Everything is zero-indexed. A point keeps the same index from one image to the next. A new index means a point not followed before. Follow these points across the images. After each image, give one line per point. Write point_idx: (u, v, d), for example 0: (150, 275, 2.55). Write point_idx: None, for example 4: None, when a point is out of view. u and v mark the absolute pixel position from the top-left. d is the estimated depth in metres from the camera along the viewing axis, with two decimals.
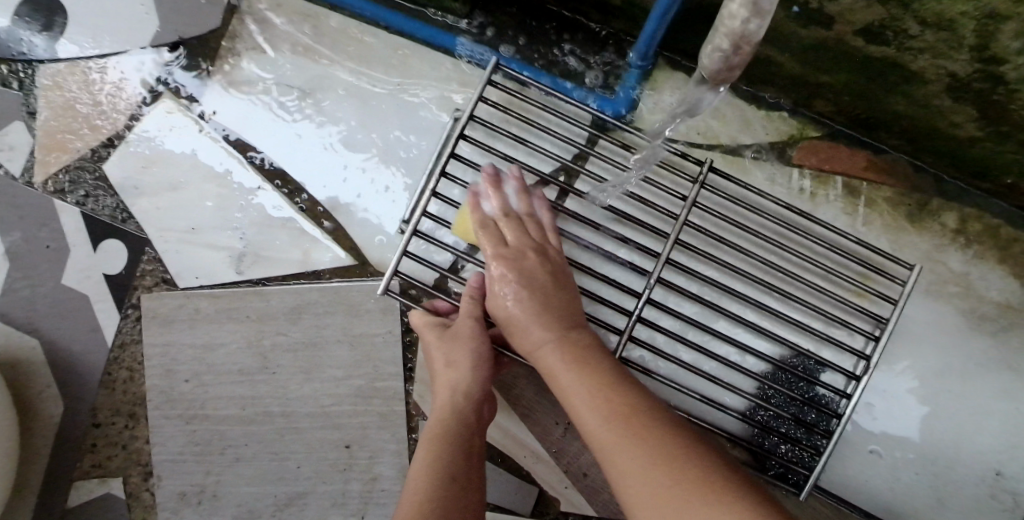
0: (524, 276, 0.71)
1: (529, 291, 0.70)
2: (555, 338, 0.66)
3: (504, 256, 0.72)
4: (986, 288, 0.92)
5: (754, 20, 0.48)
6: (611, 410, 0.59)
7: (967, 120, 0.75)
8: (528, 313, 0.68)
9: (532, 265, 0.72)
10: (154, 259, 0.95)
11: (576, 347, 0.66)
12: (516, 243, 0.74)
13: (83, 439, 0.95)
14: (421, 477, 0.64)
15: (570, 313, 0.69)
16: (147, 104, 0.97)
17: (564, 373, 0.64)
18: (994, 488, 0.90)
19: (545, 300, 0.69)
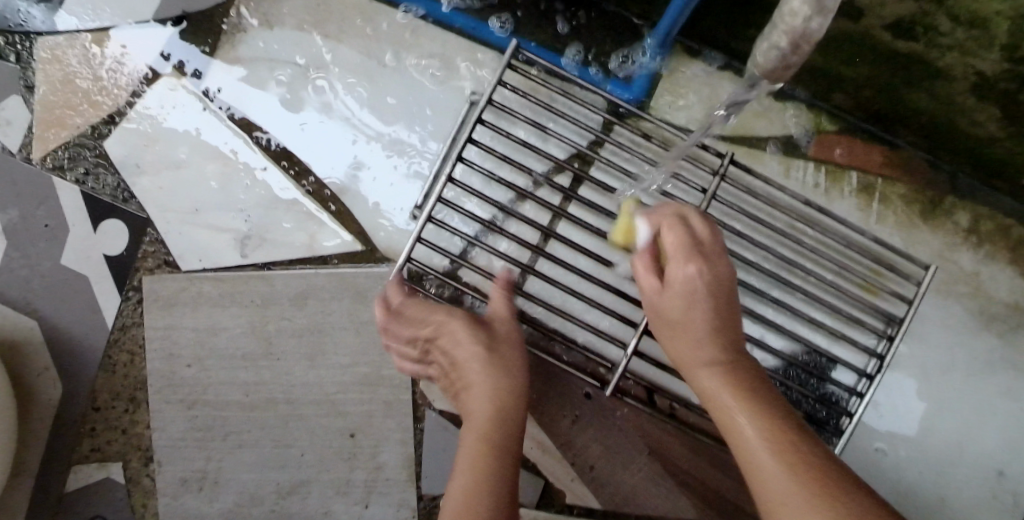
0: (698, 258, 0.60)
1: (710, 296, 0.59)
2: (717, 360, 0.56)
3: (674, 245, 0.61)
4: (996, 287, 0.92)
5: (815, 18, 0.44)
6: (772, 425, 0.51)
7: (988, 119, 0.76)
8: (688, 308, 0.58)
9: (721, 268, 0.60)
10: (156, 240, 0.93)
11: (733, 356, 0.57)
12: (698, 240, 0.62)
13: (82, 423, 0.93)
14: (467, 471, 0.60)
15: (729, 339, 0.58)
16: (150, 79, 0.95)
17: (725, 397, 0.54)
18: (995, 487, 0.91)
19: (718, 306, 0.59)
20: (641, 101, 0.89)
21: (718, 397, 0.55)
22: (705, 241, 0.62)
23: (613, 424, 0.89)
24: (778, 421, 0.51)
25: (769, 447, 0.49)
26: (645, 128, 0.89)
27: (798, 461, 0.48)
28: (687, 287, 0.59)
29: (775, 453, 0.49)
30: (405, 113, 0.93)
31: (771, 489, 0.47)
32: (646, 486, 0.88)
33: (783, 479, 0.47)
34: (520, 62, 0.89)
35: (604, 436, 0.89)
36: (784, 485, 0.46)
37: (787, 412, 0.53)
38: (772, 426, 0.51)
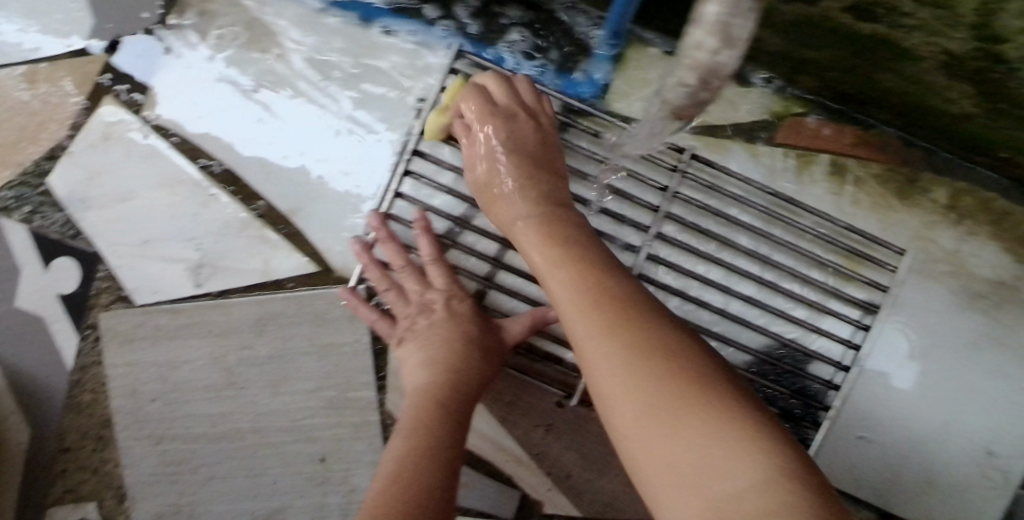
0: (529, 162, 0.68)
1: (510, 149, 0.69)
2: (531, 215, 0.64)
3: (503, 148, 0.69)
4: (978, 264, 0.88)
5: (723, 50, 0.43)
6: (585, 278, 0.55)
7: (962, 96, 0.73)
8: (493, 167, 0.68)
9: (547, 175, 0.68)
10: (110, 275, 0.90)
11: (541, 211, 0.64)
12: (530, 143, 0.70)
13: (52, 464, 0.92)
14: (393, 475, 0.58)
15: (559, 218, 0.63)
16: (89, 109, 0.91)
17: (538, 252, 0.61)
18: (987, 468, 0.88)
19: (551, 197, 0.66)
20: (593, 96, 0.85)
21: (533, 253, 0.61)
22: (534, 147, 0.70)
23: (588, 430, 0.86)
24: (593, 279, 0.54)
25: (586, 318, 0.51)
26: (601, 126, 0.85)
27: (599, 290, 0.53)
28: (519, 185, 0.67)
29: (585, 302, 0.52)
30: (352, 127, 0.89)
31: (588, 345, 0.50)
32: (626, 491, 0.86)
33: (597, 336, 0.50)
34: (436, 53, 0.88)
35: (581, 445, 0.86)
36: (598, 340, 0.49)
37: (580, 233, 0.62)
38: (584, 276, 0.55)
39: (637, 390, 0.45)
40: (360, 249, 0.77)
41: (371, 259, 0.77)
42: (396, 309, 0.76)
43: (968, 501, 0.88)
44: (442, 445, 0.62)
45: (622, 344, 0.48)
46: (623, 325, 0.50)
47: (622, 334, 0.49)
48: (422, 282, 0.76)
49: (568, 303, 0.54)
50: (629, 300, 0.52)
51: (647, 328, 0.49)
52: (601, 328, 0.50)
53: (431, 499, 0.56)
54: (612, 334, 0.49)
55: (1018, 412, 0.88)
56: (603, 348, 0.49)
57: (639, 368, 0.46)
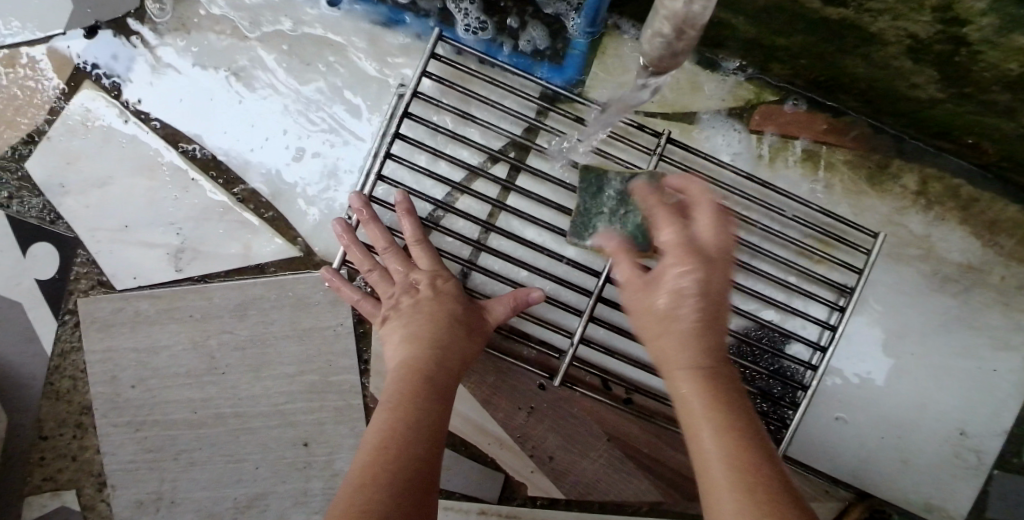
0: (706, 264, 0.55)
1: (702, 283, 0.55)
2: (697, 363, 0.53)
3: (672, 246, 0.57)
4: (947, 249, 0.90)
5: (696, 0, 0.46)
6: (727, 429, 0.50)
7: (928, 81, 0.75)
8: (663, 290, 0.56)
9: (720, 282, 0.56)
10: (88, 260, 0.90)
11: (686, 336, 0.54)
12: (715, 247, 0.56)
13: (31, 452, 0.91)
14: (378, 444, 0.58)
15: (720, 358, 0.55)
16: (67, 93, 0.91)
17: (695, 403, 0.52)
18: (957, 448, 0.90)
19: (712, 317, 0.55)
20: (573, 84, 0.87)
21: (681, 381, 0.53)
22: (711, 247, 0.56)
23: (570, 413, 0.86)
24: (736, 432, 0.50)
25: (755, 519, 0.44)
26: (580, 111, 0.86)
27: (741, 446, 0.49)
28: (681, 293, 0.55)
29: (739, 488, 0.46)
30: (334, 112, 0.89)
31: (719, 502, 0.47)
32: (608, 474, 0.86)
33: (729, 483, 0.47)
34: (317, 8, 0.89)
35: (564, 428, 0.86)
36: (731, 501, 0.46)
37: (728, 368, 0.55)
38: (724, 419, 0.51)
39: None
40: (342, 229, 0.78)
41: (354, 240, 0.78)
42: (378, 290, 0.76)
43: (939, 480, 0.90)
44: (425, 418, 0.62)
45: (761, 518, 0.44)
46: (765, 498, 0.45)
47: (763, 511, 0.45)
48: (406, 262, 0.76)
49: (702, 430, 0.51)
50: (769, 465, 0.48)
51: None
52: (743, 492, 0.46)
53: (415, 469, 0.57)
54: (755, 504, 0.45)
55: (986, 393, 0.90)
56: (735, 507, 0.46)
57: None
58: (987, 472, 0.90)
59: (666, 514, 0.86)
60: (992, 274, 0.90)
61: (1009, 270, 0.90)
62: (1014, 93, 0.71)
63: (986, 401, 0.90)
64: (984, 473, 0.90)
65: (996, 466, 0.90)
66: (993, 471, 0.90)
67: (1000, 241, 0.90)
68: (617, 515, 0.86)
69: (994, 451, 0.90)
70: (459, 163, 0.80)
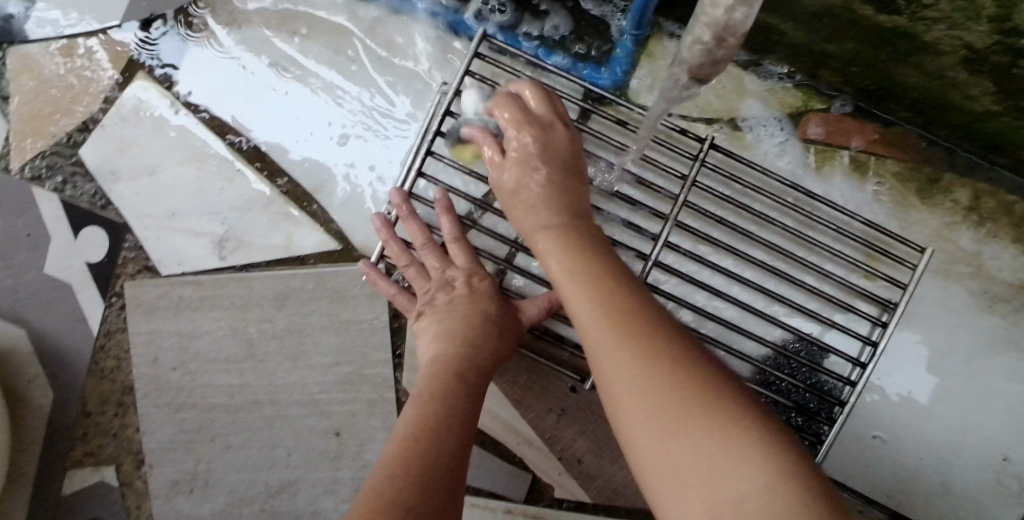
0: (543, 137, 0.68)
1: (543, 159, 0.67)
2: (554, 224, 0.64)
3: (513, 119, 0.69)
4: (998, 267, 0.88)
5: (738, 8, 0.43)
6: (593, 286, 0.57)
7: (984, 93, 0.73)
8: (530, 179, 0.67)
9: (562, 142, 0.69)
10: (136, 246, 0.92)
11: (544, 219, 0.65)
12: (544, 114, 0.70)
13: (74, 428, 0.94)
14: (408, 438, 0.59)
15: (593, 245, 0.62)
16: (122, 83, 0.93)
17: (558, 263, 0.61)
18: (999, 473, 0.87)
19: (565, 196, 0.66)
20: (617, 87, 0.86)
21: (552, 263, 0.62)
22: (536, 111, 0.70)
23: (600, 416, 0.85)
24: (600, 283, 0.57)
25: (631, 355, 0.50)
26: (623, 114, 0.85)
27: (605, 293, 0.56)
28: (527, 160, 0.67)
29: (616, 336, 0.52)
30: (377, 108, 0.90)
31: (604, 356, 0.51)
32: (635, 480, 0.85)
33: (606, 333, 0.52)
34: None
35: (594, 431, 0.86)
36: (606, 342, 0.52)
37: (601, 250, 0.62)
38: (590, 277, 0.58)
39: (619, 372, 0.50)
40: (382, 225, 0.78)
41: (393, 236, 0.78)
42: (415, 286, 0.77)
43: (979, 505, 0.87)
44: (455, 414, 0.62)
45: (632, 353, 0.50)
46: (627, 335, 0.51)
47: (632, 345, 0.51)
48: (443, 260, 0.77)
49: (574, 299, 0.57)
50: (639, 306, 0.54)
51: (663, 350, 0.50)
52: (613, 332, 0.52)
53: (445, 461, 0.57)
54: (623, 338, 0.51)
55: None
56: (609, 347, 0.52)
57: (644, 372, 0.49)
58: None
59: None
60: None
61: None
62: None
63: None
64: None
65: None
66: None
67: None
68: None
69: None
70: None
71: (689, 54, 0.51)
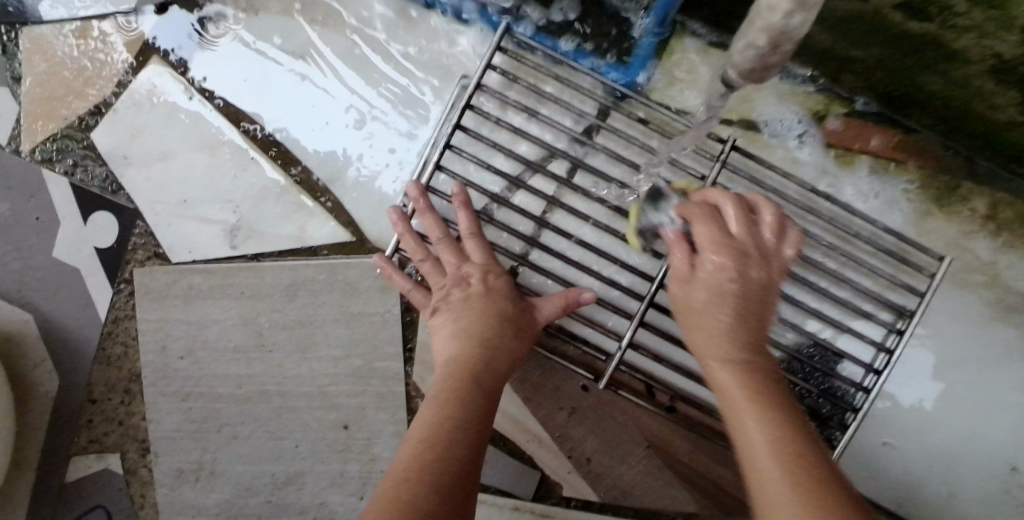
0: (733, 250, 0.59)
1: (733, 257, 0.59)
2: (730, 300, 0.57)
3: (705, 242, 0.60)
4: (1014, 277, 0.87)
5: (796, 13, 0.43)
6: (745, 363, 0.55)
7: (1009, 104, 0.73)
8: (711, 257, 0.59)
9: (757, 271, 0.59)
10: (146, 232, 0.91)
11: (725, 288, 0.58)
12: (742, 234, 0.61)
13: (79, 414, 0.94)
14: (424, 436, 0.58)
15: (751, 322, 0.57)
16: (136, 67, 0.92)
17: (723, 349, 0.56)
18: (1008, 484, 0.87)
19: (746, 288, 0.58)
20: (639, 85, 0.85)
21: (706, 348, 0.57)
22: (739, 236, 0.61)
23: (610, 416, 0.85)
24: (755, 371, 0.54)
25: (777, 461, 0.46)
26: (643, 113, 0.85)
27: (758, 385, 0.53)
28: (700, 264, 0.60)
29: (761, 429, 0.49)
30: (394, 99, 0.89)
31: (743, 428, 0.50)
32: (643, 481, 0.85)
33: (744, 403, 0.51)
34: None
35: (603, 431, 0.85)
36: (749, 421, 0.50)
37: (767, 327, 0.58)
38: (751, 370, 0.54)
39: (757, 450, 0.48)
40: (398, 217, 0.77)
41: (409, 229, 0.77)
42: (431, 281, 0.76)
43: (986, 515, 0.87)
44: (472, 413, 0.62)
45: (767, 431, 0.48)
46: (761, 416, 0.50)
47: (763, 422, 0.49)
48: (459, 255, 0.76)
49: (726, 378, 0.54)
50: (789, 405, 0.52)
51: (800, 448, 0.47)
52: (758, 411, 0.50)
53: (462, 462, 0.56)
54: (766, 422, 0.49)
55: None
56: (752, 423, 0.50)
57: (778, 459, 0.46)
58: None
59: None
60: None
61: None
62: None
63: None
64: None
65: None
66: None
67: None
68: None
69: None
70: (518, 157, 0.80)
71: (739, 57, 0.51)
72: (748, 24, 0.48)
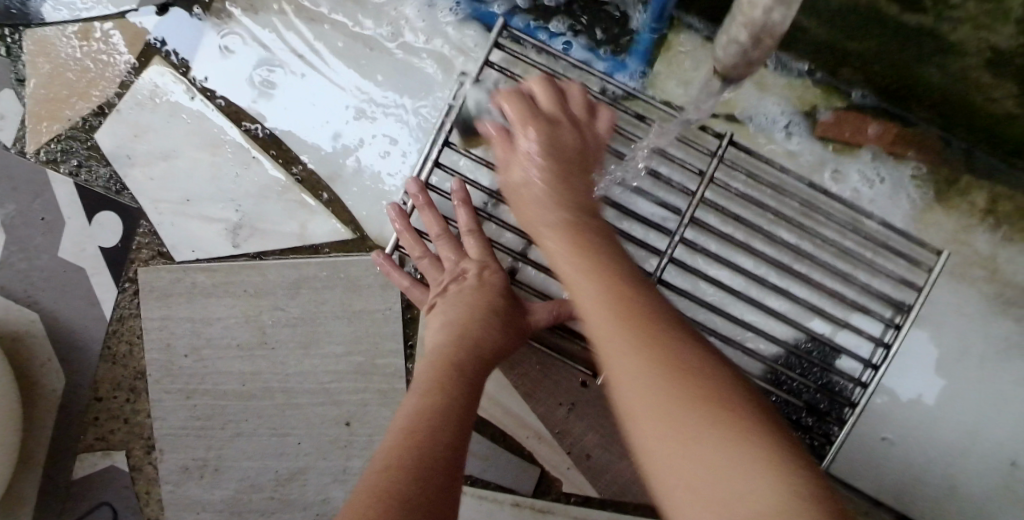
0: (554, 147, 0.64)
1: (553, 157, 0.64)
2: (560, 220, 0.59)
3: (545, 154, 0.64)
4: (1014, 271, 0.87)
5: (777, 9, 0.42)
6: (608, 275, 0.52)
7: (1007, 96, 0.74)
8: (540, 172, 0.63)
9: (578, 178, 0.64)
10: (150, 231, 0.92)
11: (561, 212, 0.60)
12: (569, 136, 0.66)
13: (86, 412, 0.95)
14: (406, 426, 0.59)
15: (585, 211, 0.61)
16: (139, 67, 0.93)
17: (569, 259, 0.55)
18: (1009, 477, 0.87)
19: (563, 172, 0.63)
20: (636, 80, 0.86)
21: (563, 262, 0.55)
22: (570, 146, 0.66)
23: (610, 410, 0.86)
24: (613, 277, 0.52)
25: (644, 367, 0.44)
26: (641, 108, 0.85)
27: (618, 287, 0.51)
28: (529, 156, 0.64)
29: (606, 317, 0.48)
30: (394, 97, 0.90)
31: (611, 343, 0.47)
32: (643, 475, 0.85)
33: (610, 318, 0.48)
34: None
35: (602, 425, 0.86)
36: (617, 333, 0.47)
37: (605, 243, 0.57)
38: (611, 279, 0.52)
39: (624, 361, 0.46)
40: (395, 213, 0.79)
41: (406, 226, 0.79)
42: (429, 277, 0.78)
43: (986, 509, 0.87)
44: (452, 401, 0.62)
45: (636, 337, 0.46)
46: (638, 323, 0.47)
47: (641, 331, 0.47)
48: (457, 250, 0.77)
49: (586, 290, 0.52)
50: (651, 305, 0.50)
51: (676, 351, 0.45)
52: (620, 323, 0.47)
53: (444, 452, 0.57)
54: (638, 332, 0.47)
55: None
56: (618, 335, 0.47)
57: (654, 365, 0.44)
58: None
59: None
60: None
61: None
62: None
63: None
64: None
65: None
66: None
67: None
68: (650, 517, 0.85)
69: None
70: None
71: (725, 52, 0.50)
72: (732, 19, 0.48)
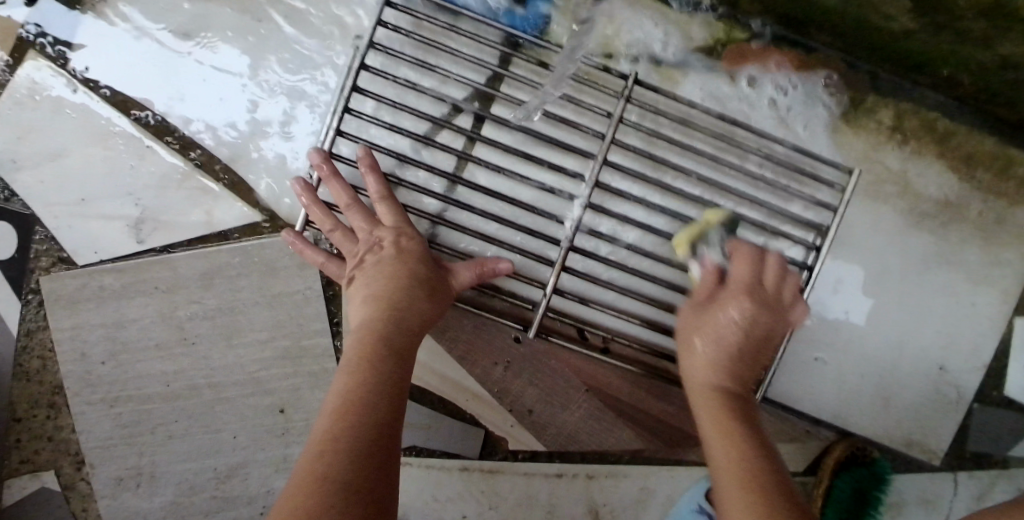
0: (756, 299, 0.66)
1: (744, 336, 0.65)
2: (723, 382, 0.64)
3: (739, 280, 0.68)
4: (924, 184, 0.89)
5: None
6: (710, 395, 0.64)
7: (900, 9, 0.73)
8: (707, 324, 0.67)
9: (767, 318, 0.66)
10: (47, 238, 0.87)
11: (735, 361, 0.65)
12: (749, 279, 0.68)
13: (4, 436, 0.88)
14: (338, 408, 0.57)
15: (743, 355, 0.66)
16: (12, 63, 0.86)
17: (704, 379, 0.65)
18: (937, 383, 0.91)
19: (759, 331, 0.66)
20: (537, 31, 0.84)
21: (695, 377, 0.66)
22: (767, 286, 0.68)
23: (548, 363, 0.85)
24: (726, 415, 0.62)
25: (736, 482, 0.56)
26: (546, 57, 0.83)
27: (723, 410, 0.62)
28: (733, 324, 0.66)
29: (736, 483, 0.56)
30: (292, 70, 0.86)
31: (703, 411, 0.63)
32: (587, 424, 0.86)
33: (717, 444, 0.60)
34: None
35: (541, 380, 0.85)
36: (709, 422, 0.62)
37: (748, 359, 0.66)
38: (716, 394, 0.63)
39: (729, 487, 0.56)
40: (303, 188, 0.75)
41: (315, 200, 0.75)
42: (345, 251, 0.74)
43: (917, 416, 0.91)
44: (388, 382, 0.61)
45: (731, 441, 0.59)
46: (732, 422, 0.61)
47: (726, 430, 0.60)
48: (370, 219, 0.74)
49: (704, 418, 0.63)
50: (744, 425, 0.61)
51: (751, 457, 0.58)
52: (714, 414, 0.62)
53: (377, 429, 0.56)
54: (724, 422, 0.61)
55: (962, 328, 0.90)
56: (712, 430, 0.61)
57: (745, 475, 0.56)
58: (966, 405, 0.90)
59: (649, 461, 0.86)
60: (969, 207, 0.89)
61: (986, 204, 0.89)
62: (988, 18, 0.68)
63: (964, 337, 0.90)
64: (963, 406, 0.91)
65: (976, 399, 0.91)
66: (972, 404, 0.91)
67: (976, 174, 0.89)
68: (598, 464, 0.86)
69: (973, 385, 0.91)
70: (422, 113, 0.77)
71: None
72: None
